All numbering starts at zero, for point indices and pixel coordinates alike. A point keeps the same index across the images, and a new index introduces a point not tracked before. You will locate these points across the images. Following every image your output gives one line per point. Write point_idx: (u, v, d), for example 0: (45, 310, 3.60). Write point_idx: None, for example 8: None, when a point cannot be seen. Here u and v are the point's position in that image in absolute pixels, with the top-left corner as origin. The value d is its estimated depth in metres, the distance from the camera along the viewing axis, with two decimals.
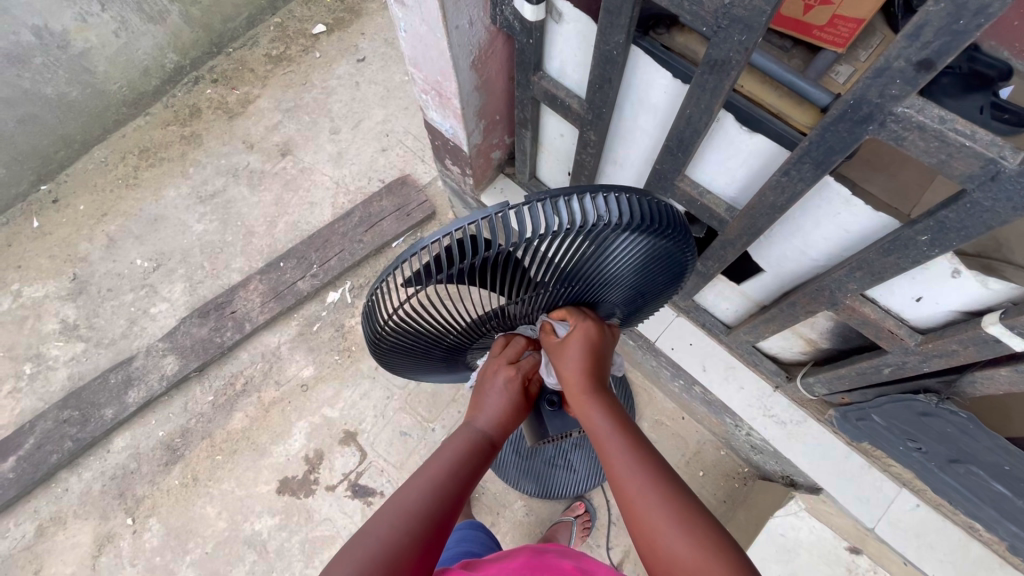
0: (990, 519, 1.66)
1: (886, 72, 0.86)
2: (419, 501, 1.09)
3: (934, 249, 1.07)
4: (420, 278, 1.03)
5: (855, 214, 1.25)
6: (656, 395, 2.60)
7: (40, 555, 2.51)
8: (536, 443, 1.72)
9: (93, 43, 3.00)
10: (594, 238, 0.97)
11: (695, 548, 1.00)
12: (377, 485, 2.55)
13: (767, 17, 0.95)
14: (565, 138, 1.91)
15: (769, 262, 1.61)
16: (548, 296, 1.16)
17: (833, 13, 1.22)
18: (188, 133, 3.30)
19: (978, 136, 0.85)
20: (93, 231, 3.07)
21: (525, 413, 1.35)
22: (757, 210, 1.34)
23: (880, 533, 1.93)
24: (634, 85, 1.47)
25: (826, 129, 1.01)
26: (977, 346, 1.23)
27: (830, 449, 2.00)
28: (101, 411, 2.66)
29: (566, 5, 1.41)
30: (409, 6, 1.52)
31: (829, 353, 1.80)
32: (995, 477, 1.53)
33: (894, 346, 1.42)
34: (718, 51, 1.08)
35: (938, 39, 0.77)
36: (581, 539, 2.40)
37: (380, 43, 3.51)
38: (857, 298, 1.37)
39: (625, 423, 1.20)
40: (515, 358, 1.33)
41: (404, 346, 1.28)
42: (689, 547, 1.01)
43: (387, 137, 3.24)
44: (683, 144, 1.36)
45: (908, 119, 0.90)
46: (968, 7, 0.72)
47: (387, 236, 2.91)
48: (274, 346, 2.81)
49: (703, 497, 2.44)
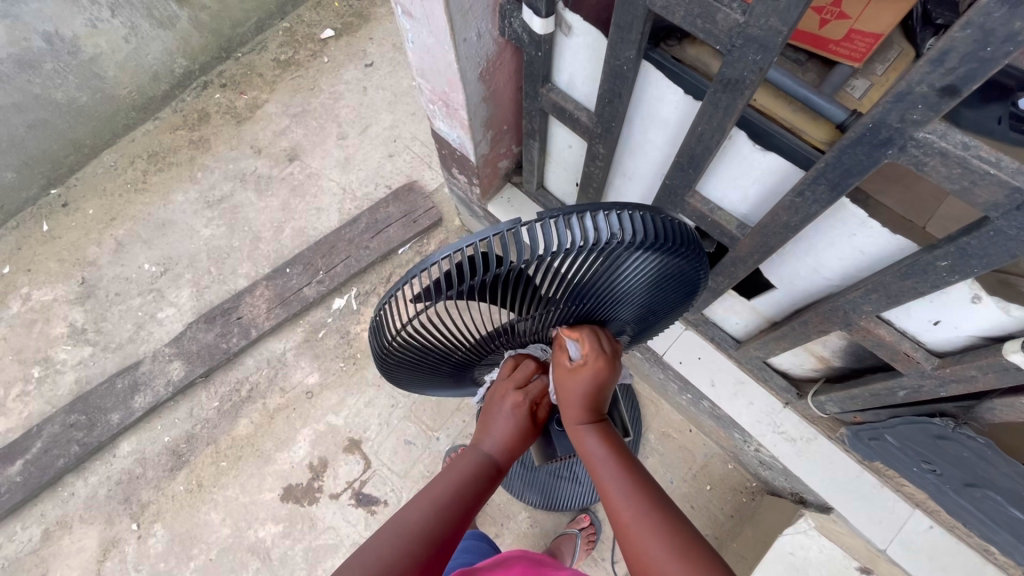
0: (1006, 545, 1.60)
1: (907, 98, 0.83)
2: (421, 521, 1.07)
3: (954, 275, 1.04)
4: (429, 294, 1.00)
5: (870, 236, 1.22)
6: (663, 407, 2.57)
7: (45, 559, 2.52)
8: (543, 461, 1.70)
9: (104, 49, 3.03)
10: (606, 255, 0.95)
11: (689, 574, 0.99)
12: (381, 494, 2.53)
13: (783, 38, 0.92)
14: (573, 150, 1.89)
15: (780, 280, 1.58)
16: (558, 312, 1.13)
17: (850, 27, 1.19)
18: (197, 137, 3.29)
19: (1004, 164, 0.82)
20: (102, 235, 3.08)
21: (532, 437, 1.32)
22: (769, 228, 1.31)
23: (892, 555, 1.88)
24: (644, 99, 1.44)
25: (844, 151, 0.98)
26: (997, 373, 1.20)
27: (842, 467, 1.97)
28: (107, 416, 2.67)
29: (575, 17, 1.39)
30: (417, 18, 1.50)
31: (841, 371, 1.77)
32: (1013, 503, 1.47)
33: (909, 369, 1.39)
34: (732, 70, 1.05)
35: (964, 65, 0.74)
36: (585, 552, 2.36)
37: (388, 48, 3.49)
38: (872, 319, 1.34)
39: (620, 451, 1.20)
40: (524, 383, 1.29)
41: (412, 361, 1.25)
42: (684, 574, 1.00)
43: (394, 142, 3.22)
44: (694, 161, 1.33)
45: (929, 144, 0.87)
46: (996, 34, 0.69)
47: (394, 243, 2.90)
48: (279, 353, 2.81)
49: (711, 512, 2.41)
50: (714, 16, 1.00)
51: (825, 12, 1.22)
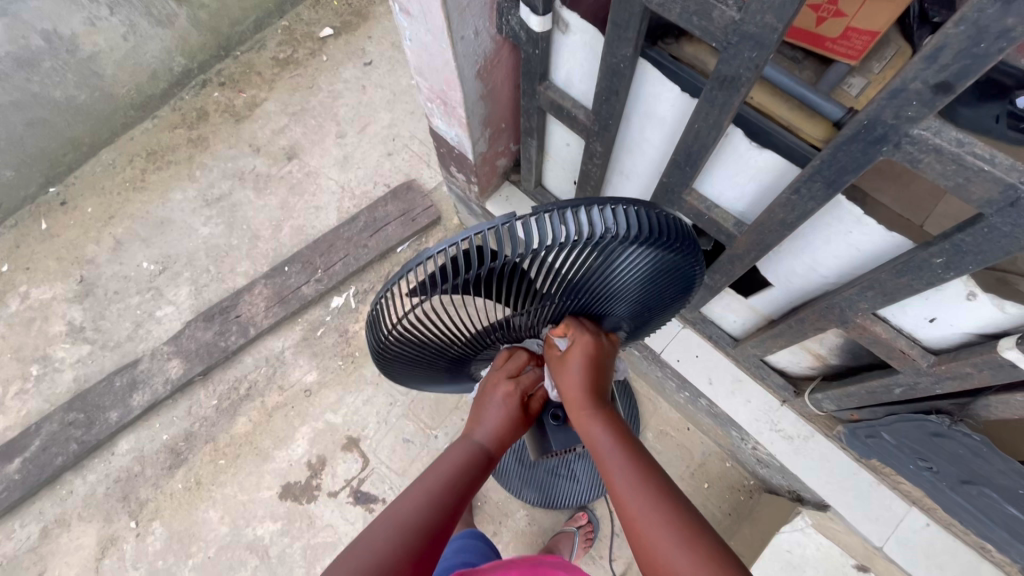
0: (1003, 542, 1.60)
1: (902, 94, 0.83)
2: (416, 513, 1.07)
3: (949, 272, 1.04)
4: (424, 288, 1.00)
5: (867, 232, 1.22)
6: (660, 405, 2.58)
7: (44, 557, 2.52)
8: (539, 457, 1.71)
9: (102, 47, 3.03)
10: (601, 250, 0.95)
11: (694, 559, 0.99)
12: (379, 492, 2.54)
13: (778, 35, 0.93)
14: (571, 148, 1.89)
15: (778, 278, 1.58)
16: (554, 307, 1.14)
17: (846, 25, 1.19)
18: (195, 136, 3.29)
19: (998, 161, 0.83)
20: (100, 233, 3.08)
21: (523, 428, 1.33)
22: (766, 225, 1.31)
23: (889, 552, 1.88)
24: (641, 97, 1.44)
25: (839, 148, 0.99)
26: (992, 370, 1.20)
27: (838, 465, 1.97)
28: (106, 414, 2.67)
29: (572, 15, 1.39)
30: (415, 16, 1.50)
31: (838, 369, 1.77)
32: (1009, 500, 1.48)
33: (905, 366, 1.40)
34: (728, 67, 1.05)
35: (958, 62, 0.74)
36: (582, 550, 2.36)
37: (387, 46, 3.49)
38: (868, 316, 1.34)
39: (626, 438, 1.19)
40: (515, 373, 1.31)
41: (409, 356, 1.26)
42: (688, 558, 0.99)
43: (393, 141, 3.22)
44: (691, 158, 1.33)
45: (924, 141, 0.87)
46: (989, 31, 0.69)
47: (392, 241, 2.90)
48: (278, 350, 2.81)
49: (708, 510, 2.42)
50: (710, 13, 1.00)
51: (822, 10, 1.21)
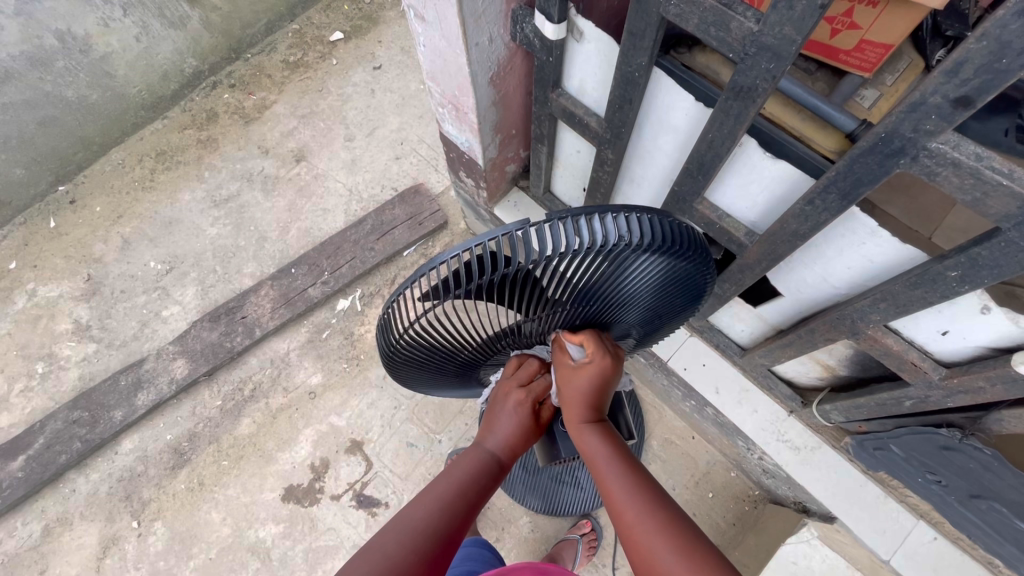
0: (1012, 557, 1.59)
1: (920, 108, 0.83)
2: (426, 518, 1.07)
3: (964, 285, 1.04)
4: (437, 293, 0.99)
5: (881, 244, 1.22)
6: (666, 414, 2.58)
7: (45, 555, 2.52)
8: (547, 464, 1.74)
9: (115, 48, 3.03)
10: (614, 258, 0.95)
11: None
12: (382, 495, 2.53)
13: (796, 47, 0.93)
14: (581, 155, 1.90)
15: (789, 287, 1.58)
16: (566, 313, 1.13)
17: (861, 37, 1.19)
18: (205, 137, 3.31)
19: (1016, 175, 0.82)
20: (108, 232, 3.10)
21: (534, 436, 1.32)
22: (778, 235, 1.31)
23: (895, 566, 1.87)
24: (655, 106, 1.45)
25: (855, 159, 0.99)
26: (1005, 384, 1.20)
27: (846, 476, 1.96)
28: (110, 413, 2.67)
29: (587, 24, 1.40)
30: (430, 21, 1.51)
31: (846, 380, 1.77)
32: (1019, 515, 1.46)
33: (917, 378, 1.39)
34: (745, 77, 1.05)
35: (979, 76, 0.75)
36: (585, 558, 2.35)
37: (397, 51, 3.51)
38: (880, 329, 1.34)
39: (622, 451, 1.20)
40: (526, 381, 1.29)
41: (418, 360, 1.26)
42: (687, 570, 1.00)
43: (401, 145, 3.24)
44: (703, 168, 1.33)
45: (942, 154, 0.87)
46: (1011, 47, 0.69)
47: (399, 245, 2.91)
48: (284, 352, 2.81)
49: (713, 520, 2.40)
50: (728, 24, 1.01)
51: (836, 22, 1.21)
